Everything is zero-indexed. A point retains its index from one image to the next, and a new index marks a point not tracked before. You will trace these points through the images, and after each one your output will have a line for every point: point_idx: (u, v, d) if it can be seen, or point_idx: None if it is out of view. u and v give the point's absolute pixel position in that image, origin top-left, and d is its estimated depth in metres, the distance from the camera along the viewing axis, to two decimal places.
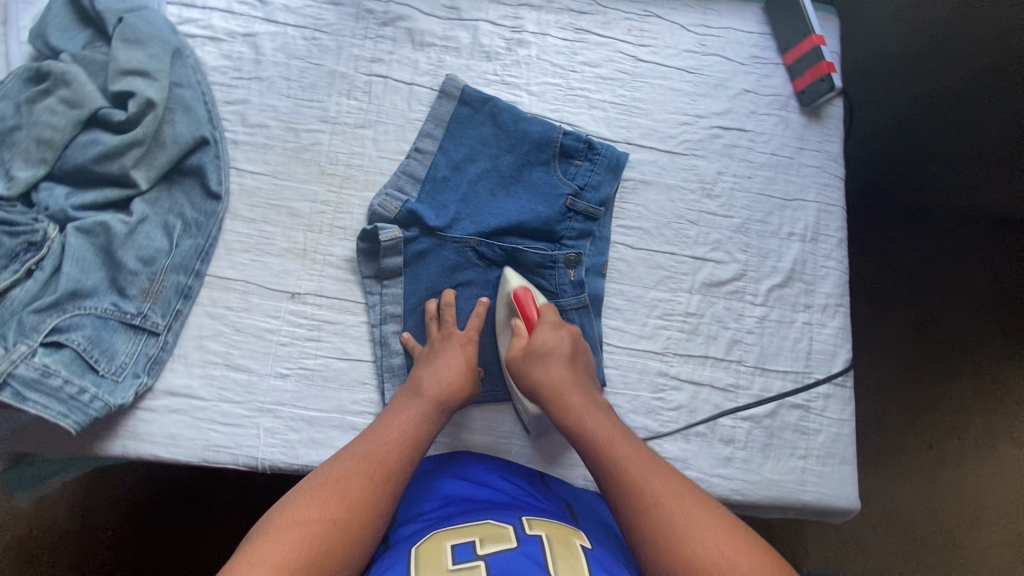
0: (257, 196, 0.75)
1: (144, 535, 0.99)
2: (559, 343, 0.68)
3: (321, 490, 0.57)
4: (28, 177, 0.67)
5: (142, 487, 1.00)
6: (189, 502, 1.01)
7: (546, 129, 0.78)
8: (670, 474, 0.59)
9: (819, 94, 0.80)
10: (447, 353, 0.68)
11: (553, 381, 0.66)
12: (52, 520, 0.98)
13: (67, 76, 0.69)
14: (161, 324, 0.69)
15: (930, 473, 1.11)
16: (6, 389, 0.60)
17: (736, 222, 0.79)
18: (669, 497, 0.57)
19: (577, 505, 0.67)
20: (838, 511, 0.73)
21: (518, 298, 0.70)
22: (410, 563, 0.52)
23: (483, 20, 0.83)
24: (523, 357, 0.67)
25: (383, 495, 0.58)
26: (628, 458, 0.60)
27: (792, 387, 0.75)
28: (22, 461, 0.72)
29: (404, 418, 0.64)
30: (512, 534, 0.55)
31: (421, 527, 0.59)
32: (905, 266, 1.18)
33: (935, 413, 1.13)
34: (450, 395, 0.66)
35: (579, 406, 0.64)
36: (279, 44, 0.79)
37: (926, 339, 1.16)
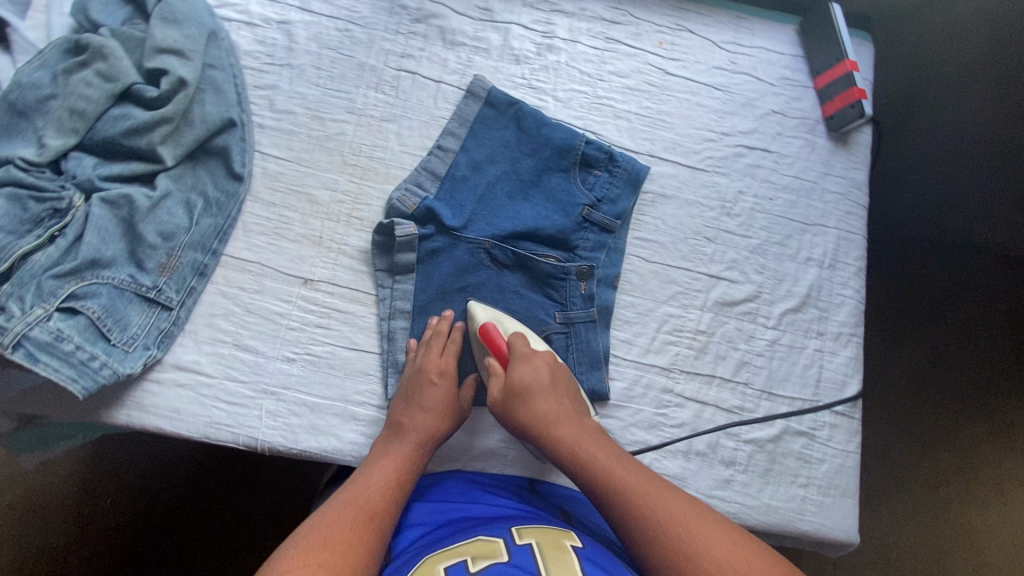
0: (279, 181, 0.76)
1: (142, 505, 1.00)
2: (542, 366, 0.68)
3: (307, 540, 0.55)
4: (59, 145, 0.68)
5: (141, 459, 1.02)
6: (188, 476, 1.02)
7: (569, 136, 0.77)
8: (660, 486, 0.59)
9: (848, 120, 0.80)
10: (430, 395, 0.67)
11: (539, 414, 0.65)
12: (54, 482, 1.00)
13: (104, 50, 0.70)
14: (175, 299, 0.70)
15: (934, 514, 1.08)
16: (19, 350, 0.60)
17: (754, 243, 0.78)
18: (661, 506, 0.57)
19: (568, 511, 0.68)
20: (836, 544, 0.71)
21: (488, 332, 0.69)
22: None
23: (515, 23, 0.83)
24: (509, 400, 0.66)
25: (371, 534, 0.57)
26: (624, 482, 0.59)
27: (798, 414, 0.73)
28: (32, 422, 0.74)
29: (387, 461, 0.63)
30: (502, 547, 0.55)
31: (414, 552, 0.58)
32: (919, 306, 1.17)
33: (944, 453, 1.11)
34: (436, 432, 0.67)
35: (567, 438, 0.63)
36: (313, 33, 0.81)
37: (943, 373, 1.14)
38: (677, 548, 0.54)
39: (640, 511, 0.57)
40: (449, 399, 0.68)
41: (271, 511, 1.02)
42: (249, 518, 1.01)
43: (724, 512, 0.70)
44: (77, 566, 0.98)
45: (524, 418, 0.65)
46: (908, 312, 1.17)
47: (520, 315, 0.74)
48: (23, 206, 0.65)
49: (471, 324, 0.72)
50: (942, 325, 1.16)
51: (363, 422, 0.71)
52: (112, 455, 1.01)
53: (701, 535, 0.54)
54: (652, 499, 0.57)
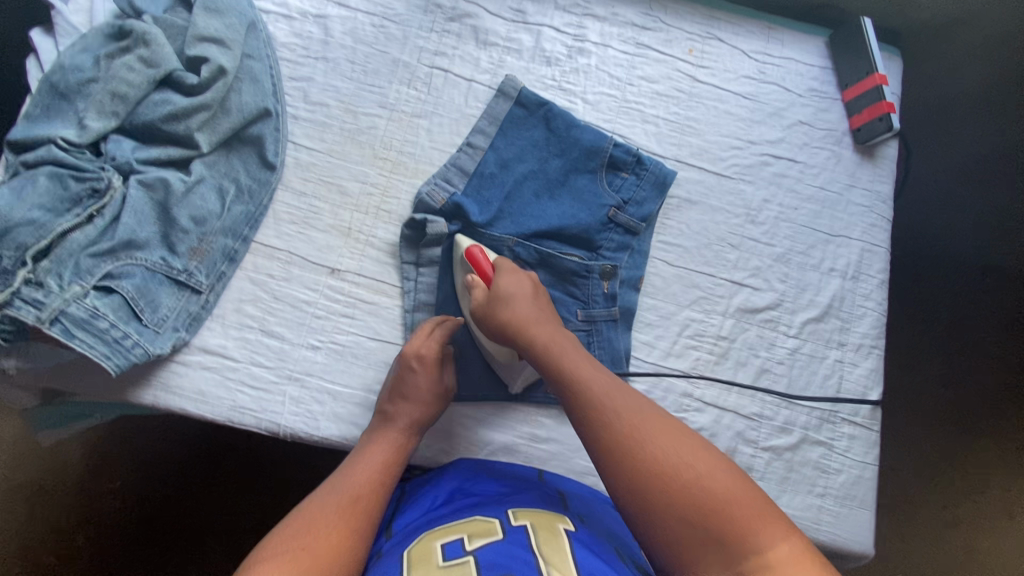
0: (311, 172, 0.77)
1: (152, 488, 1.01)
2: (520, 285, 0.67)
3: (295, 525, 0.54)
4: (100, 128, 0.70)
5: (154, 441, 1.03)
6: (197, 461, 1.03)
7: (597, 138, 0.78)
8: (624, 386, 0.58)
9: (876, 132, 0.80)
10: (412, 381, 0.67)
11: (515, 313, 0.65)
12: (67, 462, 1.01)
13: (147, 36, 0.71)
14: (204, 284, 0.71)
15: (942, 533, 1.08)
16: (55, 325, 0.61)
17: (777, 252, 0.78)
18: (623, 407, 0.55)
19: (572, 493, 0.67)
20: (851, 555, 0.71)
21: (474, 256, 0.70)
22: (402, 564, 0.52)
23: (547, 25, 0.84)
24: (487, 302, 0.66)
25: (361, 516, 0.57)
26: (589, 384, 0.58)
27: (817, 423, 0.74)
28: (55, 400, 0.75)
29: (375, 449, 0.63)
30: (497, 527, 0.56)
31: (412, 530, 0.59)
32: (939, 328, 1.14)
33: (955, 472, 1.10)
34: (422, 417, 0.67)
35: (540, 337, 0.63)
36: (349, 28, 0.82)
37: (957, 397, 1.12)
38: (625, 436, 0.53)
39: (597, 401, 0.56)
40: (438, 384, 0.68)
41: (280, 500, 1.03)
42: (258, 506, 1.02)
43: None
44: (86, 545, 0.99)
45: (499, 319, 0.65)
46: (931, 336, 1.14)
47: None
48: (63, 185, 0.66)
49: (457, 252, 0.73)
50: (962, 348, 1.13)
51: None
52: (126, 437, 1.02)
53: (655, 427, 0.54)
54: (613, 392, 0.57)
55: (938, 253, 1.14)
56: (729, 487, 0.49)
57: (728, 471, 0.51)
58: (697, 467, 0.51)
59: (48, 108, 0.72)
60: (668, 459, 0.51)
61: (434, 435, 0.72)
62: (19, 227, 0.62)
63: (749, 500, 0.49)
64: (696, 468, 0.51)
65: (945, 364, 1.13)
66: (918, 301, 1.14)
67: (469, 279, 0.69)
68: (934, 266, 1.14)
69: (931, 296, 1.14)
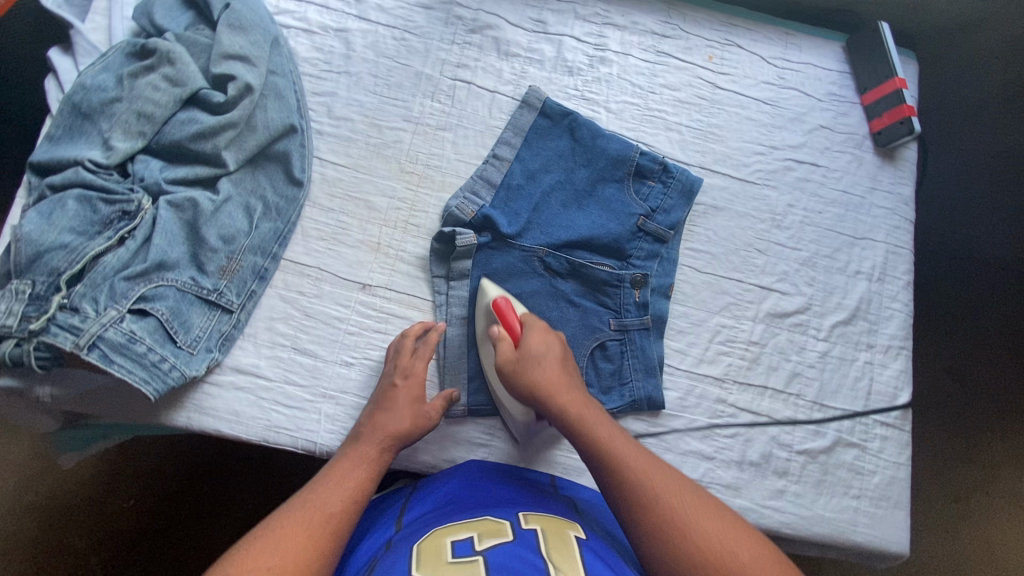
0: (337, 187, 0.77)
1: (169, 505, 1.00)
2: (546, 344, 0.67)
3: (264, 539, 0.53)
4: (127, 148, 0.69)
5: (170, 459, 1.02)
6: (213, 477, 1.02)
7: (623, 147, 0.79)
8: (660, 463, 0.59)
9: (897, 136, 0.81)
10: (392, 398, 0.66)
11: (547, 379, 0.64)
12: (81, 482, 0.99)
13: (171, 55, 0.71)
14: (235, 303, 0.70)
15: (954, 527, 1.07)
16: (94, 351, 0.60)
17: (804, 256, 0.79)
18: (667, 493, 0.56)
19: (582, 502, 0.67)
20: (887, 555, 0.72)
21: (500, 308, 0.69)
22: (410, 558, 0.51)
23: (567, 35, 0.84)
24: (516, 361, 0.65)
25: (329, 535, 0.55)
26: (630, 464, 0.58)
27: (850, 425, 0.74)
28: (78, 423, 0.73)
29: (348, 463, 0.61)
30: (508, 528, 0.55)
31: (420, 527, 0.59)
32: (959, 319, 1.14)
33: (965, 466, 1.09)
34: (399, 433, 0.64)
35: (572, 405, 0.63)
36: (370, 42, 0.81)
37: (968, 388, 1.12)
38: (671, 523, 0.54)
39: (637, 481, 0.57)
40: (414, 400, 0.67)
41: None
42: None
43: (778, 522, 0.70)
44: (102, 567, 0.97)
45: (530, 384, 0.64)
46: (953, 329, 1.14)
47: (574, 323, 0.74)
48: (93, 208, 0.66)
49: (480, 297, 0.72)
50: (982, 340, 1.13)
51: None
52: (139, 454, 1.01)
53: (694, 511, 0.55)
54: (650, 471, 0.58)
55: (957, 244, 1.14)
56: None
57: (764, 557, 0.53)
58: (738, 554, 0.52)
59: (70, 129, 0.71)
60: (712, 545, 0.52)
61: (469, 451, 0.71)
62: (52, 251, 0.62)
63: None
64: (738, 556, 0.52)
65: (956, 357, 1.13)
66: (940, 293, 1.14)
67: (494, 331, 0.68)
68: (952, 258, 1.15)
69: (954, 288, 1.14)
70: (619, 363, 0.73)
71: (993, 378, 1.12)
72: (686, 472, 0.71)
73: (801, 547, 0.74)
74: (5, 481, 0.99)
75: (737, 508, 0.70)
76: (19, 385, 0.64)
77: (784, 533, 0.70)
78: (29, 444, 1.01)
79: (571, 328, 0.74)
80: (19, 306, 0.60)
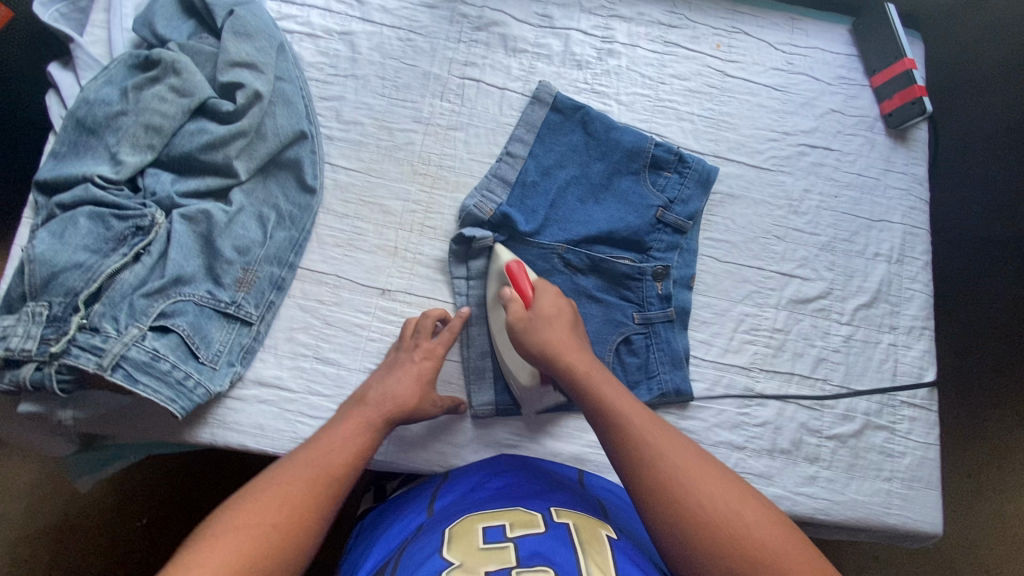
0: (351, 192, 0.75)
1: (180, 524, 0.97)
2: (557, 311, 0.64)
3: (263, 495, 0.52)
4: (137, 162, 0.68)
5: (180, 475, 0.99)
6: (224, 492, 0.98)
7: (638, 139, 0.78)
8: (666, 424, 0.56)
9: (909, 116, 0.81)
10: (404, 369, 0.65)
11: (552, 338, 0.62)
12: (90, 504, 0.97)
13: (177, 65, 0.69)
14: (254, 314, 0.69)
15: (968, 500, 1.07)
16: (118, 372, 0.59)
17: (822, 241, 0.79)
18: (671, 451, 0.53)
19: (613, 504, 0.65)
20: (920, 536, 0.72)
21: (511, 273, 0.67)
22: (442, 545, 0.51)
23: (574, 29, 0.83)
24: (525, 319, 0.64)
25: (329, 500, 0.53)
26: (636, 421, 0.55)
27: (877, 408, 0.74)
28: (95, 444, 0.71)
29: (350, 428, 0.59)
30: (541, 520, 0.54)
31: (450, 515, 0.58)
32: (972, 290, 1.14)
33: (976, 440, 1.09)
34: (400, 404, 0.62)
35: (577, 364, 0.60)
36: (375, 43, 0.80)
37: (976, 362, 1.12)
38: (667, 476, 0.51)
39: (637, 437, 0.54)
40: (425, 382, 0.65)
41: None
42: None
43: (812, 508, 0.70)
44: None
45: (535, 343, 0.62)
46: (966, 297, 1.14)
47: (598, 318, 0.73)
48: (105, 225, 0.64)
49: (495, 265, 0.71)
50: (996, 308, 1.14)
51: (448, 431, 0.70)
52: (148, 474, 0.98)
53: (696, 470, 0.52)
54: (652, 428, 0.55)
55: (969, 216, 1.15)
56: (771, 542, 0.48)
57: (768, 522, 0.49)
58: (738, 516, 0.49)
59: (76, 145, 0.69)
60: (711, 506, 0.49)
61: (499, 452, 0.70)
62: (67, 271, 0.61)
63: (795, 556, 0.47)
64: (738, 518, 0.49)
65: (960, 329, 1.13)
66: (954, 261, 1.16)
67: (506, 293, 0.66)
68: (959, 228, 1.16)
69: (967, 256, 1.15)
70: (645, 357, 0.73)
71: (1003, 354, 1.12)
72: None
73: (834, 531, 0.74)
74: (12, 508, 0.96)
75: (771, 496, 0.70)
76: (40, 410, 0.62)
77: (818, 519, 0.70)
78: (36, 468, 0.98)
79: (596, 324, 0.73)
80: (37, 328, 0.59)
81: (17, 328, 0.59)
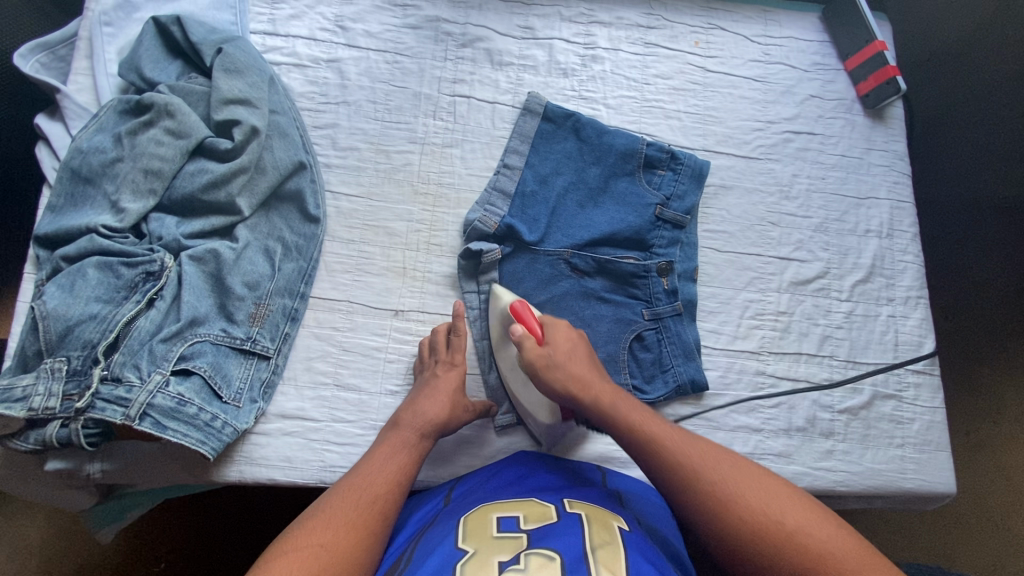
0: (354, 217, 0.76)
1: (200, 561, 0.94)
2: (571, 347, 0.66)
3: (314, 521, 0.53)
4: (139, 209, 0.67)
5: (192, 517, 0.96)
6: (238, 530, 0.96)
7: (629, 141, 0.80)
8: (700, 440, 0.59)
9: (885, 96, 0.84)
10: (436, 385, 0.66)
11: (577, 374, 0.64)
12: (103, 556, 0.94)
13: (170, 107, 0.69)
14: (271, 348, 0.69)
15: (968, 458, 1.11)
16: (146, 420, 0.59)
17: (815, 222, 0.82)
18: (707, 470, 0.56)
19: (631, 496, 0.65)
20: (935, 496, 0.75)
21: (517, 312, 0.67)
22: (456, 532, 0.53)
23: (557, 38, 0.85)
24: (543, 357, 0.64)
25: (378, 518, 0.54)
26: (665, 443, 0.58)
27: (884, 378, 0.77)
28: (114, 493, 0.69)
29: (388, 449, 0.61)
30: (553, 512, 0.55)
31: (466, 503, 0.59)
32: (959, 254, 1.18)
33: (972, 398, 1.13)
34: (436, 424, 0.64)
35: (604, 396, 0.63)
36: (363, 68, 0.81)
37: (964, 322, 1.16)
38: (705, 493, 0.54)
39: (679, 461, 0.57)
40: (454, 391, 0.66)
41: None
42: None
43: (832, 481, 0.72)
44: None
45: (557, 379, 0.63)
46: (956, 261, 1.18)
47: (609, 318, 0.75)
48: (115, 274, 0.64)
49: (495, 305, 0.71)
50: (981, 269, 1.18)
51: (474, 442, 0.71)
52: (162, 518, 0.95)
53: (741, 484, 0.54)
54: (692, 449, 0.58)
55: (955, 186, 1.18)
56: (823, 545, 0.49)
57: (820, 524, 0.51)
58: (785, 521, 0.51)
59: (73, 196, 0.69)
60: (758, 515, 0.52)
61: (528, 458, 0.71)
62: (82, 324, 0.61)
63: (849, 549, 0.49)
64: (788, 523, 0.51)
65: (946, 295, 1.17)
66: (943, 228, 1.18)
67: (516, 332, 0.65)
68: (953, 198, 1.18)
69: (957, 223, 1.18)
70: (658, 352, 0.74)
71: (991, 310, 1.16)
72: (739, 447, 0.72)
73: (855, 500, 0.76)
74: (23, 567, 0.93)
75: (793, 474, 0.72)
76: (68, 466, 0.63)
77: (839, 491, 0.73)
78: (43, 522, 0.95)
79: (607, 324, 0.74)
80: (58, 384, 0.59)
81: (37, 387, 0.58)
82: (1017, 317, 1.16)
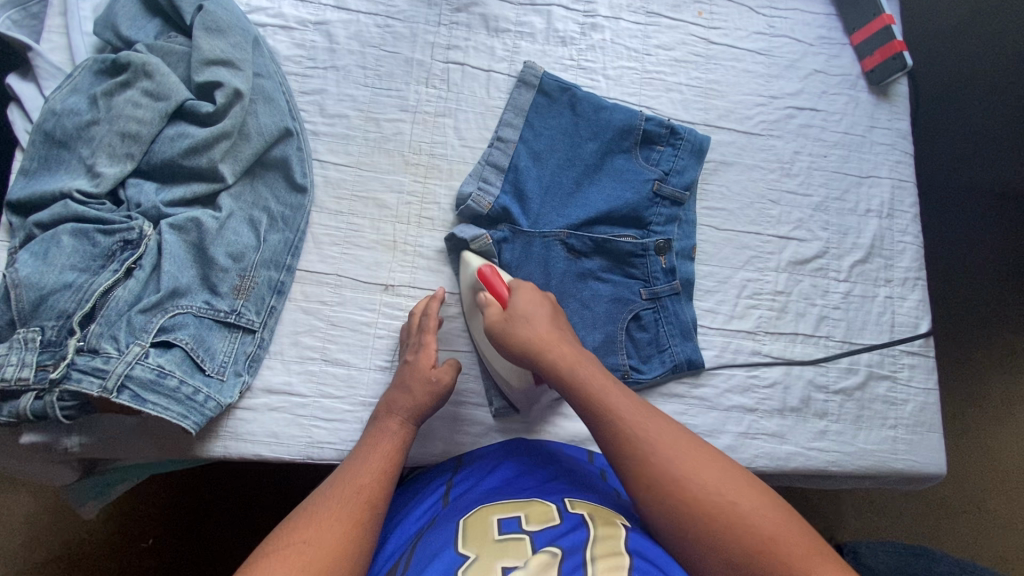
0: (343, 188, 0.73)
1: (188, 540, 0.93)
2: (536, 305, 0.63)
3: (301, 518, 0.52)
4: (115, 174, 0.64)
5: (179, 490, 0.95)
6: (226, 500, 0.95)
7: (628, 117, 0.77)
8: (658, 414, 0.57)
9: (891, 72, 0.82)
10: (405, 369, 0.65)
11: (537, 335, 0.60)
12: (90, 531, 0.92)
13: (147, 67, 0.65)
14: (256, 321, 0.67)
15: (954, 440, 1.12)
16: (124, 393, 0.57)
17: (815, 201, 0.80)
18: (664, 444, 0.54)
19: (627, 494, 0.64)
20: (926, 477, 0.75)
21: (486, 277, 0.65)
22: (456, 537, 0.51)
23: (556, 4, 0.82)
24: (505, 322, 0.62)
25: (365, 506, 0.54)
26: (624, 413, 0.56)
27: (879, 358, 0.77)
28: (97, 468, 0.68)
29: (373, 441, 0.60)
30: (555, 514, 0.54)
31: (465, 503, 0.58)
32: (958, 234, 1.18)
33: (961, 382, 1.14)
34: (414, 406, 0.63)
35: (564, 361, 0.59)
36: (353, 31, 0.77)
37: (959, 305, 1.16)
38: (659, 466, 0.52)
39: (630, 435, 0.54)
40: (422, 366, 0.64)
41: None
42: None
43: (824, 461, 0.72)
44: None
45: (517, 341, 0.61)
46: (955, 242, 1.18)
47: (606, 298, 0.73)
48: (91, 241, 0.62)
49: (466, 271, 0.70)
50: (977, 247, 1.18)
51: (467, 423, 0.69)
52: (148, 492, 0.94)
53: (694, 461, 0.53)
54: (647, 422, 0.55)
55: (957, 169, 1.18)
56: (771, 531, 0.49)
57: (770, 509, 0.50)
58: (738, 504, 0.50)
59: (46, 160, 0.65)
60: (711, 496, 0.51)
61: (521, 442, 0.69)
62: (56, 293, 0.59)
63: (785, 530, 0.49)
64: (737, 506, 0.50)
65: (941, 279, 1.17)
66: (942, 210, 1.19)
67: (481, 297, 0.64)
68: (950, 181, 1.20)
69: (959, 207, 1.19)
70: (655, 332, 0.73)
71: (987, 291, 1.16)
72: (732, 426, 0.72)
73: (845, 480, 0.76)
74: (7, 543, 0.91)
75: (786, 454, 0.72)
76: (44, 440, 0.61)
77: (831, 471, 0.72)
78: (28, 500, 0.93)
79: (605, 304, 0.73)
80: (32, 355, 0.57)
81: (10, 358, 0.56)
82: (1007, 302, 1.16)
